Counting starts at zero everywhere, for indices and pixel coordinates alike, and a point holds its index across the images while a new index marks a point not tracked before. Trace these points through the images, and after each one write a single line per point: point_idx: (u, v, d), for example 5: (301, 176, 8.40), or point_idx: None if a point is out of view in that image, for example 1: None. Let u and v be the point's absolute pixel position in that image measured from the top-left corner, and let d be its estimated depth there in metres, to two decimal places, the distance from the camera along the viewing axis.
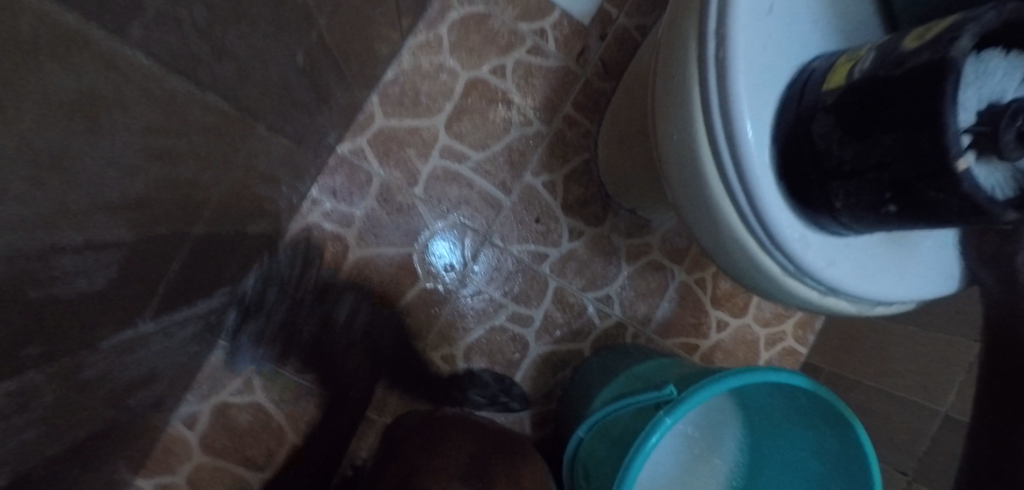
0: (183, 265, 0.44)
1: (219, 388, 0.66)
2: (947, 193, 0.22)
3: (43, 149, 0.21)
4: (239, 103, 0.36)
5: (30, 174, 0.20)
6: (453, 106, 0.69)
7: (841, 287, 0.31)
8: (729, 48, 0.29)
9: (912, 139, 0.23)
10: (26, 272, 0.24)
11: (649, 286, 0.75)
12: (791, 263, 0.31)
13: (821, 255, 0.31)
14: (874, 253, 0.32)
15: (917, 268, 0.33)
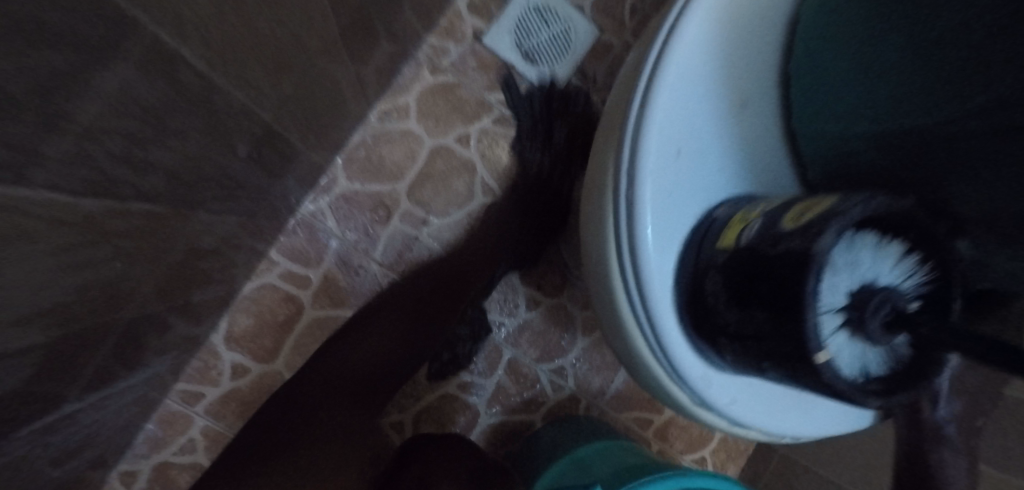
0: (115, 343, 0.44)
1: (161, 449, 0.65)
2: (811, 379, 0.23)
3: None
4: (172, 203, 0.37)
5: None
6: (417, 173, 0.71)
7: (744, 423, 0.32)
8: (637, 190, 0.30)
9: (782, 321, 0.23)
10: None
11: (605, 357, 0.75)
12: (696, 397, 0.32)
13: (724, 393, 0.31)
14: (780, 392, 0.33)
15: (824, 407, 0.34)
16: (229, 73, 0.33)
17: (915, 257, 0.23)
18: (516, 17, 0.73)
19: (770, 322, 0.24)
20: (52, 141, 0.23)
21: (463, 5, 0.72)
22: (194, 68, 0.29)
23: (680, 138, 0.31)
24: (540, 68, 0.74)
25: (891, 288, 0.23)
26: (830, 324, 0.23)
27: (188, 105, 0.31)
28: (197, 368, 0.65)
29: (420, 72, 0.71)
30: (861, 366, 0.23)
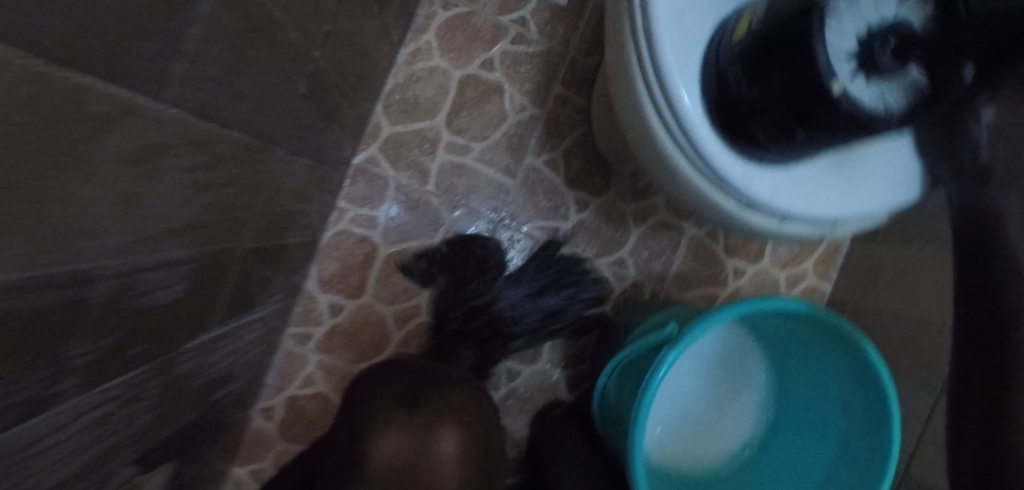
0: (238, 275, 0.53)
1: (288, 383, 0.77)
2: (832, 115, 0.27)
3: (124, 187, 0.28)
4: (259, 136, 0.44)
5: (117, 207, 0.28)
6: (450, 105, 0.75)
7: (790, 211, 0.35)
8: (651, 17, 0.32)
9: (797, 74, 0.28)
10: (119, 286, 0.32)
11: (660, 244, 0.79)
12: (742, 197, 0.34)
13: (767, 186, 0.34)
14: (822, 176, 0.36)
15: (869, 183, 0.36)
16: (281, 5, 0.38)
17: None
18: None
19: (788, 79, 0.28)
20: (175, 61, 0.29)
21: None
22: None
23: None
24: None
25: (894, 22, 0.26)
26: (847, 71, 0.26)
27: (256, 35, 0.36)
28: (301, 312, 0.76)
29: (434, 9, 0.75)
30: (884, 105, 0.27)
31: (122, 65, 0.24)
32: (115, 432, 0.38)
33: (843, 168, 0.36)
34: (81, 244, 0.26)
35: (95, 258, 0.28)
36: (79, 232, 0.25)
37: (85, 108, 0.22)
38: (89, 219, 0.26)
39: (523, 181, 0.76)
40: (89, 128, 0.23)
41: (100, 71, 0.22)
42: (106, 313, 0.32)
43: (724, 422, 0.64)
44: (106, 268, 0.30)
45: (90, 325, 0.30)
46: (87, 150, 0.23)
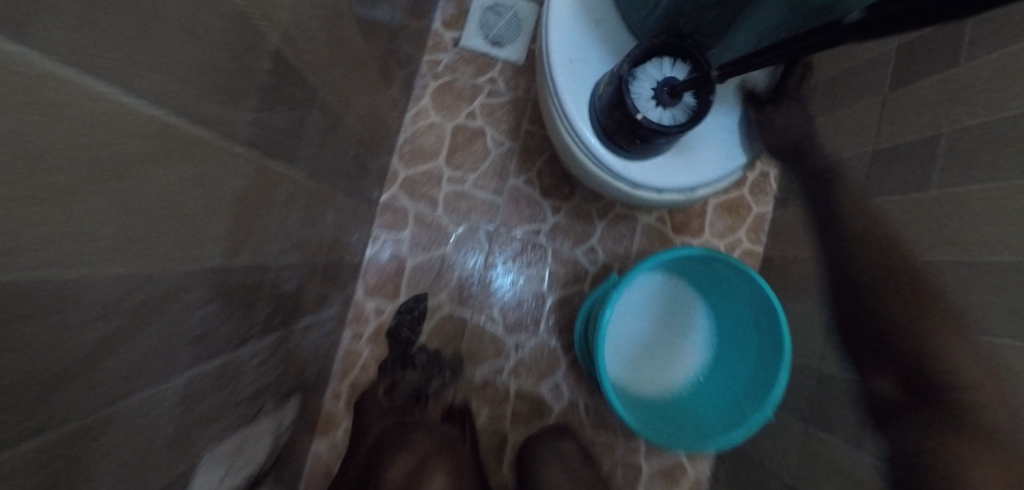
0: (317, 280, 0.75)
1: (346, 379, 0.94)
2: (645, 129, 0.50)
3: (269, 212, 0.51)
4: (327, 183, 0.68)
5: (266, 222, 0.52)
6: (447, 149, 1.01)
7: (659, 186, 0.59)
8: (558, 89, 0.58)
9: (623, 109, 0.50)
10: (258, 271, 0.53)
11: (620, 231, 1.02)
12: (628, 182, 0.59)
13: (641, 173, 0.59)
14: (675, 163, 0.60)
15: (706, 164, 0.60)
16: (341, 104, 0.64)
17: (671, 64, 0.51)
18: (478, 19, 1.02)
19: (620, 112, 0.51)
20: (297, 143, 0.53)
21: (439, 25, 1.02)
22: (330, 101, 0.59)
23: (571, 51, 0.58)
24: (505, 46, 1.02)
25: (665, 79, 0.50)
26: (650, 106, 0.51)
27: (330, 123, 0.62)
28: (353, 316, 0.96)
29: (427, 81, 1.01)
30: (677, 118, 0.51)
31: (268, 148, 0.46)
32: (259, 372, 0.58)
33: (688, 157, 0.60)
34: (247, 243, 0.49)
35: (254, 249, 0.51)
36: (247, 236, 0.48)
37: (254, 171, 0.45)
38: (251, 229, 0.49)
39: (509, 197, 1.01)
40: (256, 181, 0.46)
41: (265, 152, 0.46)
42: (253, 285, 0.52)
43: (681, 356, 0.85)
44: (259, 258, 0.52)
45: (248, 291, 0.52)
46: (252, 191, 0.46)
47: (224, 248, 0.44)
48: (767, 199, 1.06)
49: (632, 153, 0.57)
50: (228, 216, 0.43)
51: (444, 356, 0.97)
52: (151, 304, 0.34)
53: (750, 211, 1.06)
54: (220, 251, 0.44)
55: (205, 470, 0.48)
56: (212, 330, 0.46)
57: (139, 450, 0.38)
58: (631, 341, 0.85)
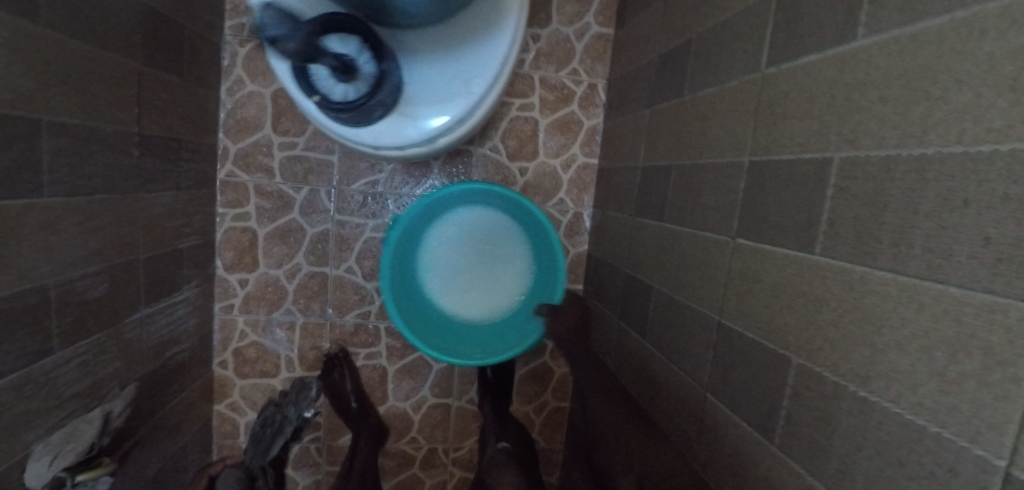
0: (148, 274, 0.81)
1: (228, 346, 1.04)
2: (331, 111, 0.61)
3: (37, 242, 0.58)
4: (119, 190, 0.72)
5: (37, 248, 0.58)
6: (272, 115, 1.01)
7: (392, 144, 0.64)
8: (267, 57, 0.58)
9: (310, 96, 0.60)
10: (41, 292, 0.60)
11: (458, 168, 1.08)
12: (362, 143, 0.64)
13: (369, 136, 0.63)
14: (399, 123, 0.63)
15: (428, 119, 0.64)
16: (100, 118, 0.67)
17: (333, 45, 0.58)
18: None
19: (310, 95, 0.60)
20: (42, 175, 0.58)
21: None
22: (72, 121, 0.62)
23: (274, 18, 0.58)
24: None
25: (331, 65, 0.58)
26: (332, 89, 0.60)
27: (88, 140, 0.65)
28: (219, 292, 1.03)
29: (236, 48, 0.99)
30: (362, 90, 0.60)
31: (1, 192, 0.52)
32: (80, 373, 0.67)
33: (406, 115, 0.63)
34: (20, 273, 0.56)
35: (30, 277, 0.57)
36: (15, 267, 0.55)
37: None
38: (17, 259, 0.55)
39: (344, 154, 1.04)
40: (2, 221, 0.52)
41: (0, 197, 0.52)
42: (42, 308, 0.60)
43: (494, 284, 0.95)
44: (40, 279, 0.59)
45: (41, 310, 0.60)
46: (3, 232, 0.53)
47: None
48: (597, 111, 1.11)
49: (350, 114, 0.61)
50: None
51: (315, 310, 1.06)
52: None
53: (582, 125, 1.11)
54: None
55: (35, 463, 0.59)
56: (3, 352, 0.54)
57: None
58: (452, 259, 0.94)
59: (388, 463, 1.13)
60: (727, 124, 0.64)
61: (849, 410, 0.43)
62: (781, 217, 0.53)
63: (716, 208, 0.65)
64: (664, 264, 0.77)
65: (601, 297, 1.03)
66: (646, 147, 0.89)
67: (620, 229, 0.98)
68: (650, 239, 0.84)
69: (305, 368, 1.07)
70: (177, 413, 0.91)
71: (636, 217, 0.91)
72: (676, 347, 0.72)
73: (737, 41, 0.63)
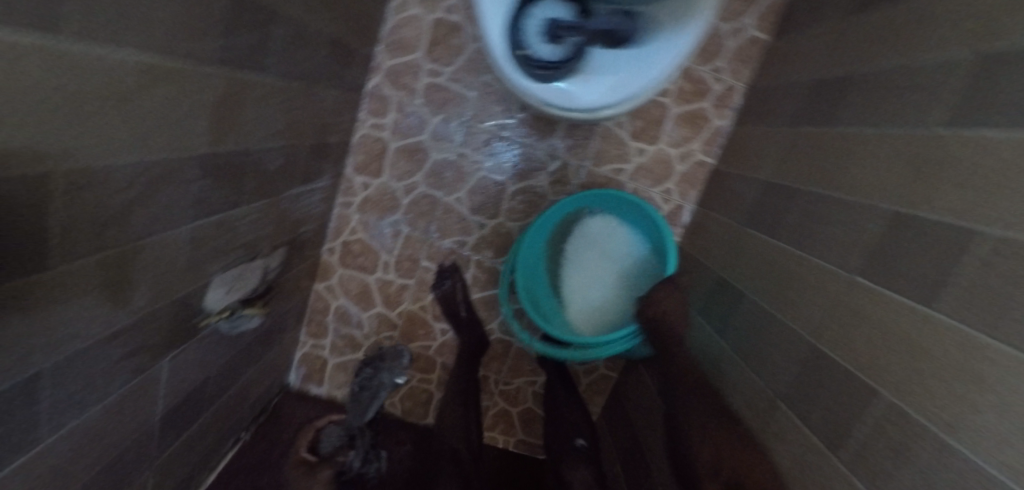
0: (306, 159, 0.93)
1: (340, 236, 1.18)
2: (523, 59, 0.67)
3: (252, 111, 0.69)
4: (308, 80, 0.82)
5: (252, 116, 0.69)
6: (428, 41, 1.09)
7: (564, 104, 0.70)
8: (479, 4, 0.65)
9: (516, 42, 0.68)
10: (247, 152, 0.71)
11: (582, 132, 1.13)
12: (536, 96, 0.70)
13: (544, 92, 0.70)
14: (571, 85, 0.70)
15: (598, 90, 0.70)
16: (312, 15, 0.76)
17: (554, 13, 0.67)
18: None
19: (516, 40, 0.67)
20: (268, 55, 0.68)
21: None
22: (296, 15, 0.71)
23: None
24: None
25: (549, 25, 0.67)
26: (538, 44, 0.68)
27: (302, 34, 0.75)
28: (343, 188, 1.16)
29: None
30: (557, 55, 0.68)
31: (240, 63, 0.62)
32: (252, 227, 0.79)
33: (579, 79, 0.70)
34: (238, 134, 0.67)
35: (241, 141, 0.68)
36: (235, 128, 0.66)
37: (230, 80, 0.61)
38: (236, 121, 0.66)
39: (482, 93, 1.11)
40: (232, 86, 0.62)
41: (237, 67, 0.62)
42: (242, 168, 0.71)
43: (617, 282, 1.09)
44: (249, 142, 0.70)
45: (243, 168, 0.71)
46: (233, 95, 0.63)
47: (208, 139, 0.61)
48: (727, 113, 1.13)
49: (534, 69, 0.69)
50: (216, 116, 0.61)
51: (420, 226, 1.18)
52: (161, 182, 0.55)
53: (709, 123, 1.13)
54: (206, 142, 0.60)
55: (216, 289, 0.73)
56: (216, 193, 0.66)
57: (165, 269, 0.61)
58: (595, 262, 1.11)
59: (443, 376, 1.25)
60: (881, 170, 0.66)
61: (932, 452, 0.48)
62: (920, 268, 0.57)
63: (844, 243, 0.69)
64: (766, 277, 0.82)
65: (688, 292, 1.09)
66: (775, 163, 0.92)
67: (726, 229, 1.01)
68: (755, 250, 0.89)
69: (398, 273, 1.20)
70: (293, 281, 1.06)
71: (744, 227, 0.95)
72: (759, 355, 0.78)
73: (913, 89, 0.65)
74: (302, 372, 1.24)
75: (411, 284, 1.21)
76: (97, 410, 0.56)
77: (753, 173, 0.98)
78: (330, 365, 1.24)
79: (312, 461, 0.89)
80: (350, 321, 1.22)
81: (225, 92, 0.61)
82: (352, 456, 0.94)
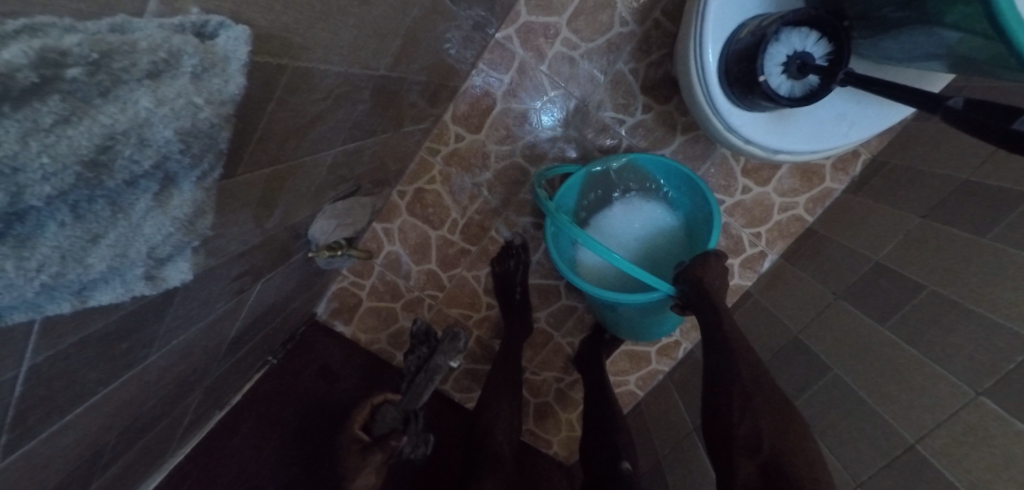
0: (428, 98, 0.85)
1: (417, 181, 1.12)
2: (759, 87, 0.58)
3: (425, 38, 0.60)
4: (467, 17, 0.74)
5: (422, 43, 0.61)
6: (574, 8, 1.00)
7: (750, 138, 0.65)
8: (704, 18, 0.62)
9: (752, 62, 0.58)
10: (403, 81, 0.63)
11: (695, 152, 1.08)
12: (724, 122, 0.65)
13: (736, 121, 0.64)
14: (766, 122, 0.64)
15: (793, 135, 0.64)
16: None
17: (816, 40, 0.57)
18: None
19: (751, 60, 0.58)
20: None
21: None
22: None
23: None
24: None
25: (801, 55, 0.57)
26: (775, 73, 0.58)
27: None
28: (436, 134, 1.09)
29: None
30: (791, 91, 0.59)
31: None
32: (371, 158, 0.72)
33: (778, 118, 0.64)
34: (406, 60, 0.59)
35: (405, 68, 0.60)
36: (409, 54, 0.58)
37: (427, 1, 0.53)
38: (413, 46, 0.58)
39: (610, 81, 1.05)
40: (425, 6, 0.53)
41: None
42: (393, 96, 0.63)
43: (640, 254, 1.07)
44: (410, 71, 0.63)
45: (393, 97, 0.63)
46: (423, 17, 0.54)
47: (391, 60, 0.53)
48: (845, 178, 1.09)
49: (743, 100, 0.62)
50: (405, 37, 0.53)
51: (500, 196, 1.12)
52: (345, 100, 0.47)
53: (822, 182, 1.10)
54: (388, 63, 0.53)
55: (324, 220, 0.66)
56: (369, 118, 0.59)
57: (302, 190, 0.54)
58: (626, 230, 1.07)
59: (474, 350, 1.21)
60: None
61: None
62: None
63: (963, 354, 0.68)
64: (863, 362, 0.82)
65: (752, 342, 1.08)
66: (890, 246, 0.90)
67: (814, 296, 1.00)
68: (850, 328, 0.88)
69: (462, 236, 1.15)
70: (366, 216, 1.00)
71: (840, 300, 0.93)
72: (847, 440, 0.78)
73: None
74: (332, 305, 1.18)
75: (472, 251, 1.15)
76: (200, 327, 0.50)
77: (863, 247, 0.95)
78: (365, 307, 1.19)
79: (367, 442, 0.79)
80: (398, 269, 1.17)
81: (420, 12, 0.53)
82: (405, 442, 0.84)
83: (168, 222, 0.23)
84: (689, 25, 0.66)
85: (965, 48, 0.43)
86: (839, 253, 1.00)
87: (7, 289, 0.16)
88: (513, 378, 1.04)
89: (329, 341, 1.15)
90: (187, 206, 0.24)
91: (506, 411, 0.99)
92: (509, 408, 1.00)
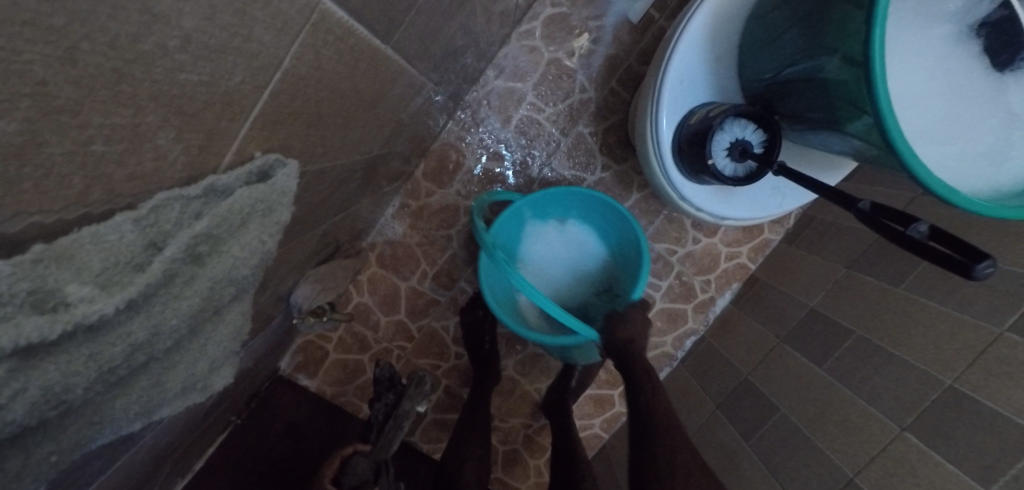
0: (408, 161, 0.90)
1: (389, 233, 1.14)
2: (709, 166, 0.68)
3: (413, 114, 0.65)
4: (446, 91, 0.80)
5: (411, 118, 0.66)
6: (539, 77, 1.10)
7: (702, 207, 0.75)
8: (659, 105, 0.71)
9: (702, 146, 0.67)
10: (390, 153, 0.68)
11: (650, 207, 1.19)
12: (680, 192, 0.75)
13: (691, 192, 0.74)
14: (717, 195, 0.74)
15: (737, 205, 0.74)
16: (475, 39, 0.75)
17: (755, 127, 0.68)
18: None
19: (702, 143, 0.67)
20: (442, 69, 0.66)
21: None
22: (468, 38, 0.70)
23: (683, 77, 0.71)
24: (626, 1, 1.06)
25: (745, 140, 0.68)
26: (722, 155, 0.68)
27: (463, 51, 0.73)
28: (408, 188, 1.13)
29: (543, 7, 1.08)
30: (736, 169, 0.69)
31: (432, 67, 0.59)
32: (354, 221, 0.75)
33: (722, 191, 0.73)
34: (398, 133, 0.63)
35: (394, 143, 0.65)
36: (400, 128, 0.63)
37: (420, 86, 0.58)
38: (404, 121, 0.63)
39: (573, 142, 1.14)
40: (417, 91, 0.59)
41: (427, 75, 0.59)
42: (380, 167, 0.67)
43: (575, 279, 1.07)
44: (397, 143, 0.67)
45: (380, 167, 0.68)
46: (414, 100, 0.60)
47: (385, 139, 0.57)
48: (780, 230, 1.24)
49: (693, 174, 0.72)
50: (399, 118, 0.57)
51: (470, 248, 1.16)
52: (344, 182, 0.51)
53: (761, 234, 1.24)
54: (382, 143, 0.57)
55: (306, 284, 0.68)
56: (358, 189, 0.62)
57: (294, 262, 0.56)
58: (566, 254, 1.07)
59: (443, 400, 1.22)
60: (941, 336, 0.74)
61: None
62: (967, 445, 0.64)
63: (891, 394, 0.77)
64: (804, 398, 0.92)
65: (708, 382, 1.16)
66: (819, 291, 1.03)
67: (760, 336, 1.10)
68: (789, 368, 0.99)
69: (433, 286, 1.17)
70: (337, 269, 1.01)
71: (783, 343, 1.04)
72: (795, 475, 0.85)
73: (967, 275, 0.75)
74: (296, 359, 1.15)
75: (442, 300, 1.18)
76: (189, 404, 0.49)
77: (798, 293, 1.08)
78: (330, 360, 1.16)
79: None
80: (368, 319, 1.16)
81: (412, 97, 0.58)
82: None
83: (222, 338, 0.29)
84: (647, 105, 0.75)
85: (866, 151, 0.54)
86: (777, 298, 1.12)
87: (107, 419, 0.23)
88: (485, 426, 1.05)
89: (291, 396, 1.11)
90: (236, 320, 0.30)
91: (478, 459, 0.98)
92: (479, 456, 0.99)
